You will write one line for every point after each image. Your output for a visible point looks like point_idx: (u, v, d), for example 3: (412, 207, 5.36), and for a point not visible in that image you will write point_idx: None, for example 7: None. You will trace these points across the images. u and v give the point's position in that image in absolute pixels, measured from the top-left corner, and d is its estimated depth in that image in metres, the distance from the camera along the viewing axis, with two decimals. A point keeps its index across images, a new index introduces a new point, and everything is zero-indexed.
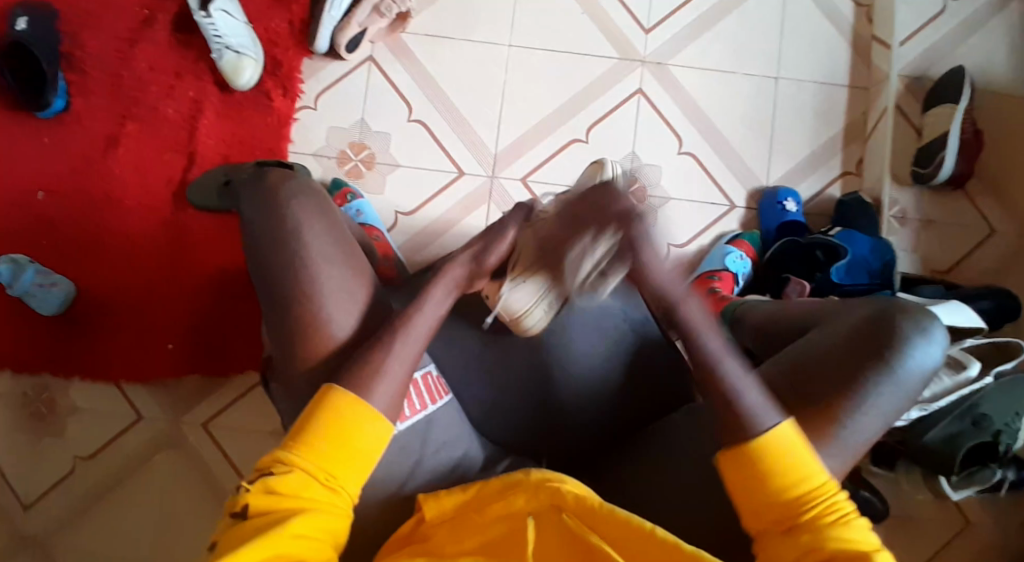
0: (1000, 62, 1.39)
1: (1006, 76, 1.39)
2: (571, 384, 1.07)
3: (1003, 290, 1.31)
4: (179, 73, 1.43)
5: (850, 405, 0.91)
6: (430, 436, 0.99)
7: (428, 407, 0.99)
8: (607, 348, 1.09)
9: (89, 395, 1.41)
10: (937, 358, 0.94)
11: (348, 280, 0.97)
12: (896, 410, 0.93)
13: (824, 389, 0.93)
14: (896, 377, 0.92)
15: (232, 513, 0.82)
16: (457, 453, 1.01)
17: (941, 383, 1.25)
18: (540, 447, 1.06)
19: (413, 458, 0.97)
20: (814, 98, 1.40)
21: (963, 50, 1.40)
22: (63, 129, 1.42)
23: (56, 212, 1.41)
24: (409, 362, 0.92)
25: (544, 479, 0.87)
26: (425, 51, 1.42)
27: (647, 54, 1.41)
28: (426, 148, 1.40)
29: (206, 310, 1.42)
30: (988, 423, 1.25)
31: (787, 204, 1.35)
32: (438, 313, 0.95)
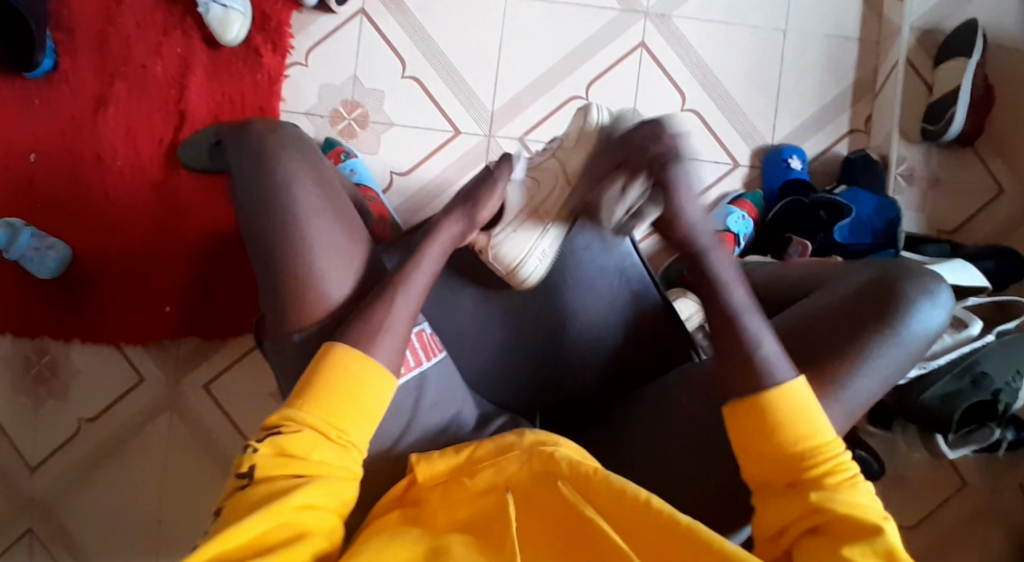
0: (1014, 13, 1.34)
1: (1019, 28, 1.34)
2: (576, 344, 1.08)
3: (1010, 251, 1.30)
4: (167, 29, 1.38)
5: (850, 364, 0.92)
6: (423, 396, 0.99)
7: (423, 364, 0.99)
8: (608, 308, 1.09)
9: (90, 357, 1.42)
10: (940, 320, 0.95)
11: (336, 235, 0.98)
12: (896, 372, 0.93)
13: (828, 347, 0.93)
14: (898, 339, 0.93)
15: (239, 474, 0.84)
16: (449, 412, 1.01)
17: (941, 341, 1.28)
18: (534, 404, 1.07)
19: (405, 419, 0.97)
20: (823, 51, 1.35)
21: (977, 2, 1.34)
22: (51, 90, 1.39)
23: (47, 175, 1.39)
24: (409, 318, 0.93)
25: (537, 444, 0.89)
26: (420, 4, 1.37)
27: (650, 5, 1.36)
28: (422, 106, 1.36)
29: (204, 270, 1.42)
30: (987, 382, 1.28)
31: (792, 162, 1.32)
32: (436, 265, 0.97)
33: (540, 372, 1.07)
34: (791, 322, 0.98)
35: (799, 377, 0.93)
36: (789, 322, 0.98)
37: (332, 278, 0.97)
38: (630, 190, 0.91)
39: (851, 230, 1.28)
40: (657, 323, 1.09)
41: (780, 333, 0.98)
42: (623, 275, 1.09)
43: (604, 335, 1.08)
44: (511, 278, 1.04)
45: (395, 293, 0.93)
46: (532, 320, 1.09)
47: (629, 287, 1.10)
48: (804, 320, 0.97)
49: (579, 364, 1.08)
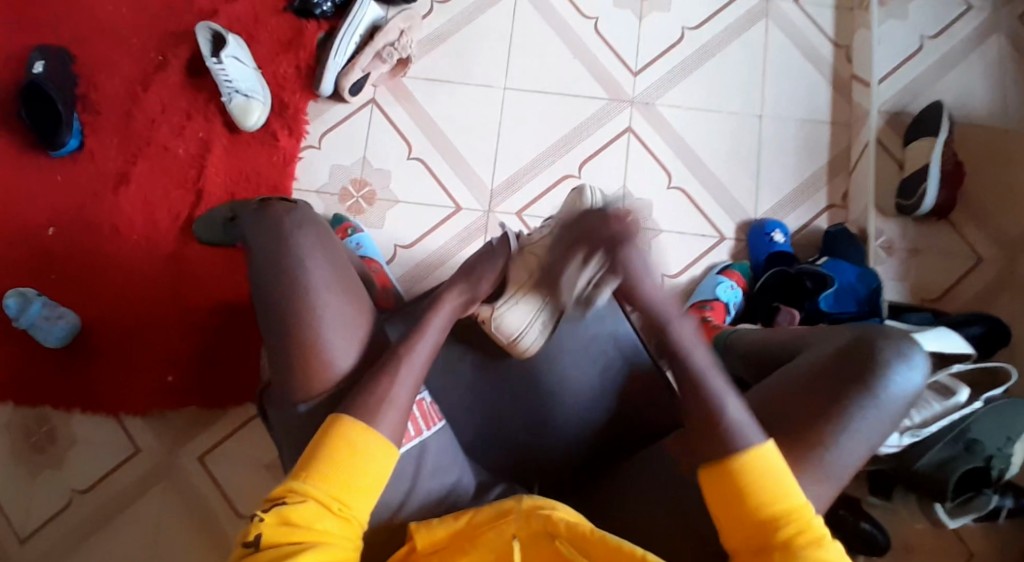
0: (981, 95, 1.44)
1: (986, 108, 1.44)
2: (568, 411, 1.13)
3: (993, 317, 1.36)
4: (191, 114, 1.48)
5: (835, 427, 0.95)
6: (423, 465, 1.02)
7: (423, 434, 1.03)
8: (600, 374, 1.15)
9: (89, 427, 1.43)
10: (918, 382, 0.98)
11: (343, 310, 1.05)
12: (881, 433, 0.97)
13: (807, 412, 0.97)
14: (879, 401, 0.97)
15: (245, 542, 0.87)
16: (449, 480, 1.03)
17: (931, 408, 1.31)
18: (530, 474, 1.12)
19: (403, 489, 1.00)
20: (797, 134, 1.45)
21: (941, 85, 1.45)
22: (77, 168, 1.48)
23: (64, 247, 1.46)
24: (411, 389, 0.97)
25: (533, 508, 0.87)
26: (425, 94, 1.47)
27: (636, 95, 1.46)
28: (427, 185, 1.45)
29: (210, 339, 1.46)
30: (980, 447, 1.29)
31: (774, 235, 1.40)
32: (438, 337, 1.02)
33: (544, 429, 1.13)
34: (777, 387, 1.01)
35: (787, 440, 0.96)
36: (774, 389, 1.01)
37: (334, 337, 1.04)
38: (591, 263, 0.95)
39: (837, 299, 1.33)
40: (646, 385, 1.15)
41: (766, 399, 1.01)
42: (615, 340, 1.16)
43: (598, 402, 1.14)
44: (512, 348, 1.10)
45: (395, 372, 0.98)
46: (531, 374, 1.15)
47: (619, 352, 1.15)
48: (787, 385, 1.01)
49: (568, 435, 1.13)
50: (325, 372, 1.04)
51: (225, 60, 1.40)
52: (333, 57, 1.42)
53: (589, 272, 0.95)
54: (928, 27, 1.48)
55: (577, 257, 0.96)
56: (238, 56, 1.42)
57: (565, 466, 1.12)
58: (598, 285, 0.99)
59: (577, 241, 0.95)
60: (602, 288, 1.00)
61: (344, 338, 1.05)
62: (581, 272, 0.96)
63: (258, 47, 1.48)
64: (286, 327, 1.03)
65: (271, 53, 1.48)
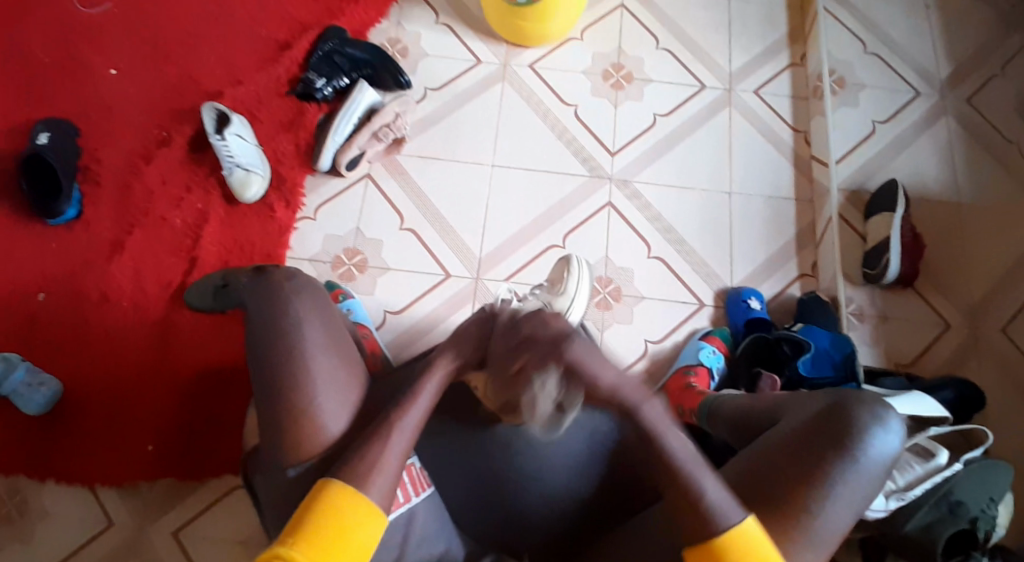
0: (930, 173, 1.57)
1: (937, 185, 1.56)
2: (558, 481, 1.11)
3: (965, 381, 1.39)
4: (190, 187, 1.54)
5: (819, 491, 0.98)
6: (412, 531, 1.05)
7: (412, 500, 1.06)
8: (586, 443, 1.12)
9: (61, 499, 1.38)
10: (895, 445, 1.02)
11: (337, 366, 1.06)
12: (864, 497, 1.00)
13: (793, 479, 0.99)
14: (860, 464, 1.00)
15: None
16: (437, 550, 1.06)
17: (912, 471, 1.25)
18: (522, 541, 1.11)
19: (393, 554, 1.03)
20: (765, 209, 1.56)
21: (895, 164, 1.58)
22: (71, 236, 1.51)
23: (51, 312, 1.46)
24: (400, 456, 0.98)
25: None
26: (417, 170, 1.57)
27: (614, 172, 1.57)
28: (417, 254, 1.50)
29: (192, 407, 1.42)
30: (964, 509, 1.22)
31: (750, 302, 1.47)
32: (429, 403, 1.02)
33: (533, 493, 1.11)
34: (761, 452, 1.04)
35: (775, 504, 0.98)
36: (758, 456, 1.04)
37: (331, 380, 1.04)
38: (549, 385, 0.92)
39: (814, 364, 1.37)
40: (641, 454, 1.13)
41: (751, 466, 1.03)
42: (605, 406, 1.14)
43: (584, 469, 1.12)
44: (506, 421, 1.09)
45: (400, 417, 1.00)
46: None
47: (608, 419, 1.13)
48: (771, 450, 1.03)
49: (561, 505, 1.11)
50: (326, 399, 1.04)
51: (229, 137, 1.47)
52: (332, 135, 1.51)
53: (549, 388, 0.92)
54: (879, 113, 1.62)
55: (536, 373, 0.92)
56: (242, 134, 1.50)
57: (551, 533, 1.11)
58: (561, 406, 0.96)
59: (524, 353, 0.94)
60: (564, 410, 0.96)
61: (343, 381, 1.06)
62: (541, 392, 0.92)
63: (261, 127, 1.58)
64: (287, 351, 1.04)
65: (273, 132, 1.58)
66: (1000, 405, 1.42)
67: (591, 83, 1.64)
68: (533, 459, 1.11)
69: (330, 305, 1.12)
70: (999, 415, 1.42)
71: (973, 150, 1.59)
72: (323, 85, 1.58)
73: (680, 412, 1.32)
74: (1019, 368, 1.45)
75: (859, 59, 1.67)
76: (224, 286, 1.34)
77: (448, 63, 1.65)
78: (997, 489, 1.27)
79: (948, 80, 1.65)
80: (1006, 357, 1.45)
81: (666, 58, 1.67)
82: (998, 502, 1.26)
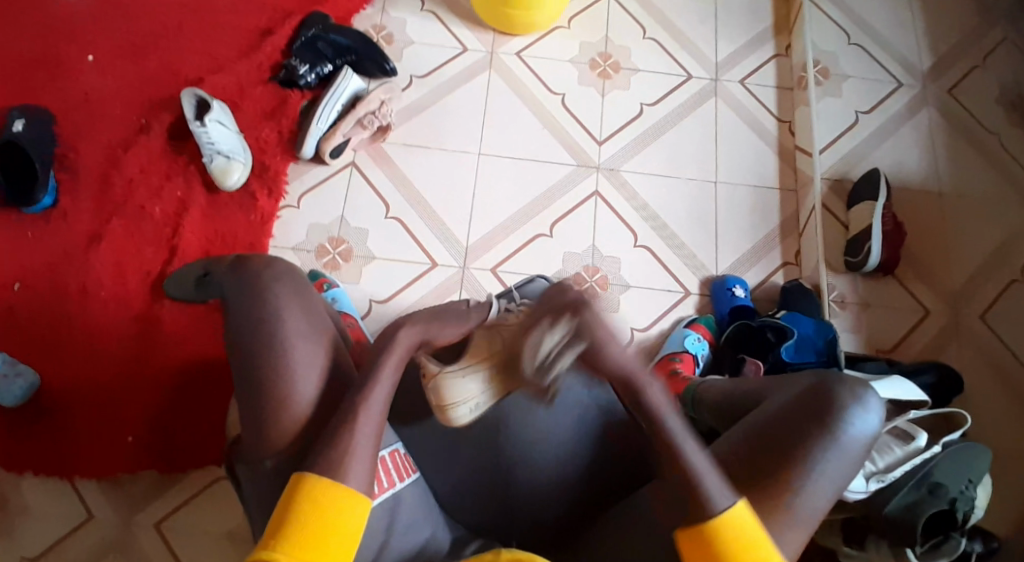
0: (912, 164, 1.59)
1: (917, 175, 1.59)
2: (545, 467, 1.14)
3: (942, 366, 1.42)
4: (170, 175, 1.51)
5: (802, 468, 0.99)
6: (395, 523, 1.05)
7: (396, 485, 1.07)
8: (573, 424, 1.16)
9: (41, 492, 1.35)
10: (875, 424, 1.03)
11: (311, 349, 1.04)
12: (844, 476, 1.01)
13: (775, 458, 1.00)
14: (840, 443, 1.01)
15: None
16: (423, 535, 1.07)
17: (892, 453, 1.27)
18: (511, 527, 1.13)
19: (378, 540, 1.03)
20: (749, 198, 1.57)
21: (878, 154, 1.60)
22: (47, 226, 1.47)
23: (28, 304, 1.42)
24: (372, 442, 0.98)
25: (515, 558, 0.92)
26: (402, 158, 1.55)
27: (601, 162, 1.57)
28: (402, 242, 1.50)
29: (176, 401, 1.40)
30: (944, 490, 1.23)
31: (736, 290, 1.48)
32: (395, 376, 1.02)
33: (520, 482, 1.13)
34: (748, 430, 1.05)
35: (760, 481, 0.99)
36: (744, 435, 1.05)
37: (307, 370, 1.03)
38: (551, 334, 0.87)
39: (797, 350, 1.39)
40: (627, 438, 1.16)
41: (731, 445, 1.04)
42: (593, 397, 1.16)
43: (570, 456, 1.15)
44: (440, 414, 1.06)
45: (362, 400, 0.99)
46: (524, 406, 1.17)
47: (596, 404, 1.17)
48: (749, 430, 1.05)
49: (548, 492, 1.13)
50: (312, 390, 1.03)
51: (209, 124, 1.44)
52: (316, 123, 1.49)
53: (546, 342, 0.87)
54: (863, 103, 1.64)
55: (545, 323, 0.87)
56: (223, 121, 1.47)
57: (542, 521, 1.12)
58: (557, 359, 0.88)
59: (543, 312, 0.89)
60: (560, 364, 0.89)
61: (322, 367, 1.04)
62: (545, 337, 0.87)
63: (243, 114, 1.55)
64: (276, 341, 1.02)
65: (254, 120, 1.55)
66: (977, 391, 1.45)
67: (578, 72, 1.64)
68: (528, 446, 1.14)
69: (309, 291, 1.11)
70: (976, 402, 1.44)
71: (953, 141, 1.62)
72: (306, 71, 1.56)
73: None
74: (996, 356, 1.47)
75: (844, 50, 1.68)
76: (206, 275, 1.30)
77: (434, 50, 1.63)
78: (975, 471, 1.28)
79: (930, 72, 1.68)
80: (985, 343, 1.48)
81: (652, 47, 1.67)
82: (978, 484, 1.27)
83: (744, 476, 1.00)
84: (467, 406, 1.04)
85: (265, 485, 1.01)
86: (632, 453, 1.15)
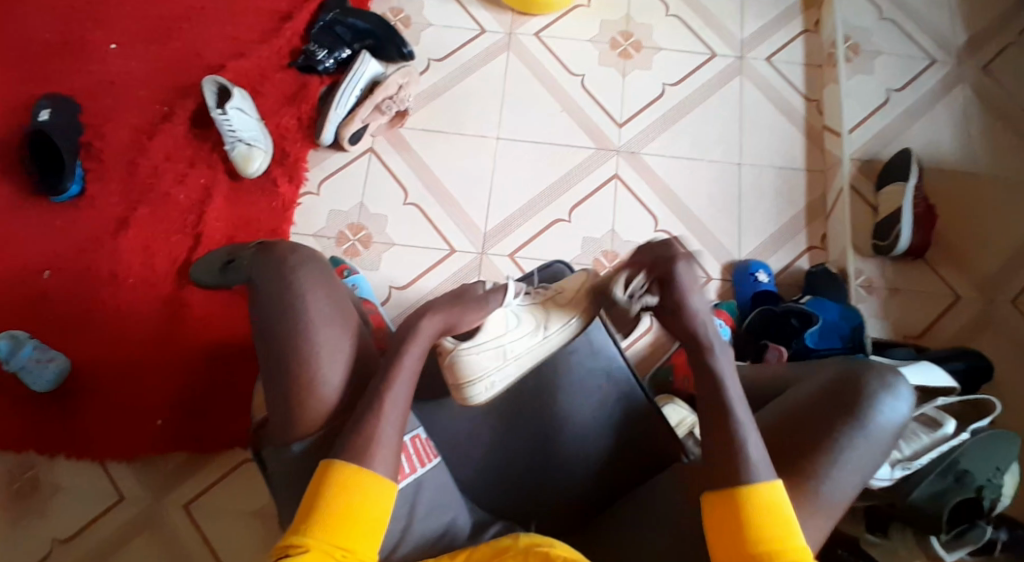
0: (946, 143, 1.54)
1: (952, 154, 1.53)
2: (564, 451, 1.14)
3: (975, 353, 1.37)
4: (194, 162, 1.53)
5: (825, 457, 0.97)
6: (417, 506, 1.05)
7: (418, 471, 1.06)
8: (596, 407, 1.17)
9: (74, 473, 1.40)
10: (904, 412, 1.01)
11: (337, 331, 1.05)
12: (871, 465, 0.99)
13: (801, 448, 0.99)
14: (868, 432, 0.99)
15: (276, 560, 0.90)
16: (445, 518, 1.07)
17: (919, 440, 1.23)
18: (529, 512, 1.13)
19: (398, 527, 1.03)
20: (775, 180, 1.53)
21: (910, 133, 1.55)
22: (77, 214, 1.50)
23: (59, 291, 1.46)
24: (398, 426, 0.99)
25: (532, 544, 0.93)
26: (421, 143, 1.55)
27: (621, 144, 1.55)
28: (421, 228, 1.50)
29: (203, 386, 1.42)
30: (970, 478, 1.21)
31: (758, 275, 1.45)
32: (416, 365, 1.03)
33: (534, 475, 1.14)
34: (773, 417, 1.04)
35: (783, 467, 0.98)
36: (768, 422, 1.04)
37: (325, 361, 1.03)
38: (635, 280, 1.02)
39: (822, 335, 1.36)
40: (644, 422, 1.17)
41: (759, 436, 1.03)
42: (609, 376, 1.18)
43: (593, 441, 1.15)
44: (457, 392, 1.10)
45: (389, 386, 1.01)
46: (536, 399, 1.17)
47: (614, 387, 1.18)
48: (775, 419, 1.04)
49: (569, 477, 1.13)
50: (338, 377, 1.04)
51: (229, 111, 1.45)
52: (335, 108, 1.49)
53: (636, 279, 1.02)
54: (896, 80, 1.58)
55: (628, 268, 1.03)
56: (243, 107, 1.48)
57: (561, 505, 1.13)
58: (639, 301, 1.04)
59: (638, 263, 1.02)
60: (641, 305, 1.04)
61: (338, 357, 1.04)
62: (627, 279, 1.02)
63: (263, 100, 1.56)
64: (290, 332, 1.03)
65: (274, 106, 1.56)
66: (1012, 376, 1.40)
67: (598, 53, 1.61)
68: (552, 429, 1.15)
69: (335, 277, 1.10)
70: (1011, 390, 1.40)
71: (990, 118, 1.55)
72: (324, 57, 1.56)
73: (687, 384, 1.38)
74: None
75: (875, 24, 1.63)
76: (229, 262, 1.32)
77: (453, 33, 1.62)
78: (1003, 458, 1.24)
79: (966, 47, 1.61)
80: (1016, 329, 1.43)
81: (675, 25, 1.63)
82: (1004, 472, 1.24)
83: (767, 463, 0.99)
84: (482, 384, 1.09)
85: (286, 470, 1.03)
86: (648, 437, 1.16)
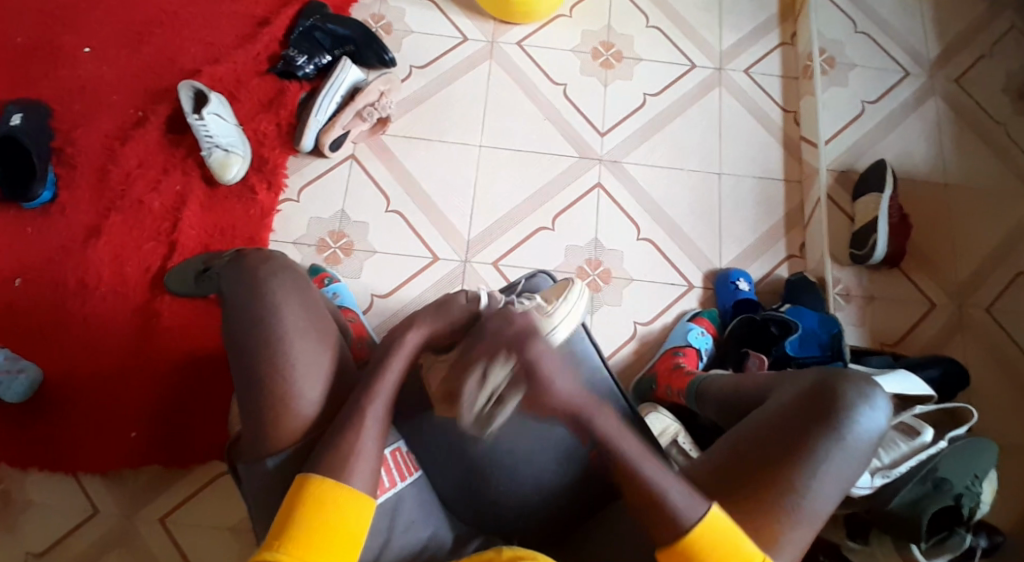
0: (919, 156, 1.57)
1: (925, 166, 1.57)
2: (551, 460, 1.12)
3: (949, 360, 1.40)
4: (168, 168, 1.50)
5: (806, 467, 0.98)
6: (396, 520, 1.04)
7: (397, 485, 1.05)
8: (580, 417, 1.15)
9: (44, 489, 1.35)
10: (882, 423, 1.02)
11: (315, 347, 1.02)
12: (851, 474, 1.00)
13: (779, 457, 0.99)
14: (846, 442, 1.00)
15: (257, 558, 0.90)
16: (424, 534, 1.05)
17: (898, 449, 1.27)
18: (515, 524, 1.10)
19: (382, 540, 1.01)
20: (753, 190, 1.55)
21: (884, 144, 1.58)
22: (45, 220, 1.46)
23: (28, 299, 1.41)
24: (376, 439, 0.98)
25: (516, 557, 0.91)
26: (403, 150, 1.54)
27: (604, 153, 1.55)
28: (402, 236, 1.48)
29: (177, 397, 1.39)
30: (949, 486, 1.21)
31: (739, 284, 1.47)
32: (395, 381, 1.02)
33: (517, 485, 1.10)
34: (754, 424, 1.04)
35: (762, 477, 0.99)
36: (742, 432, 1.04)
37: (307, 372, 1.01)
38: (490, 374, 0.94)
39: (801, 344, 1.38)
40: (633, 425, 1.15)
41: (739, 441, 1.03)
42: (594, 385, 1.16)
43: None
44: (438, 402, 1.08)
45: (368, 401, 0.99)
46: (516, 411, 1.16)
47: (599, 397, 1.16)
48: (757, 425, 1.04)
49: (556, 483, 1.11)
50: (317, 391, 1.02)
51: (207, 117, 1.43)
52: (315, 115, 1.48)
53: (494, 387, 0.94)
54: (870, 92, 1.62)
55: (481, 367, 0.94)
56: (220, 112, 1.45)
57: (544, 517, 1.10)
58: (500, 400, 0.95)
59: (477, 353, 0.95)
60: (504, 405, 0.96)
61: (318, 369, 1.02)
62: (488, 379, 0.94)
63: (241, 106, 1.54)
64: (273, 340, 1.00)
65: (252, 112, 1.54)
66: (982, 384, 1.44)
67: (580, 62, 1.62)
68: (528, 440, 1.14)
69: (312, 287, 1.07)
70: (982, 396, 1.43)
71: (961, 129, 1.59)
72: (304, 63, 1.54)
73: (669, 393, 1.33)
74: (1000, 350, 1.46)
75: (850, 38, 1.66)
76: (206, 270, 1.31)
77: (434, 40, 1.61)
78: (981, 466, 1.25)
79: (937, 61, 1.65)
80: (989, 336, 1.47)
81: (655, 37, 1.65)
82: (982, 479, 1.25)
83: (744, 476, 1.00)
84: None
85: (263, 484, 1.01)
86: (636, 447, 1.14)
